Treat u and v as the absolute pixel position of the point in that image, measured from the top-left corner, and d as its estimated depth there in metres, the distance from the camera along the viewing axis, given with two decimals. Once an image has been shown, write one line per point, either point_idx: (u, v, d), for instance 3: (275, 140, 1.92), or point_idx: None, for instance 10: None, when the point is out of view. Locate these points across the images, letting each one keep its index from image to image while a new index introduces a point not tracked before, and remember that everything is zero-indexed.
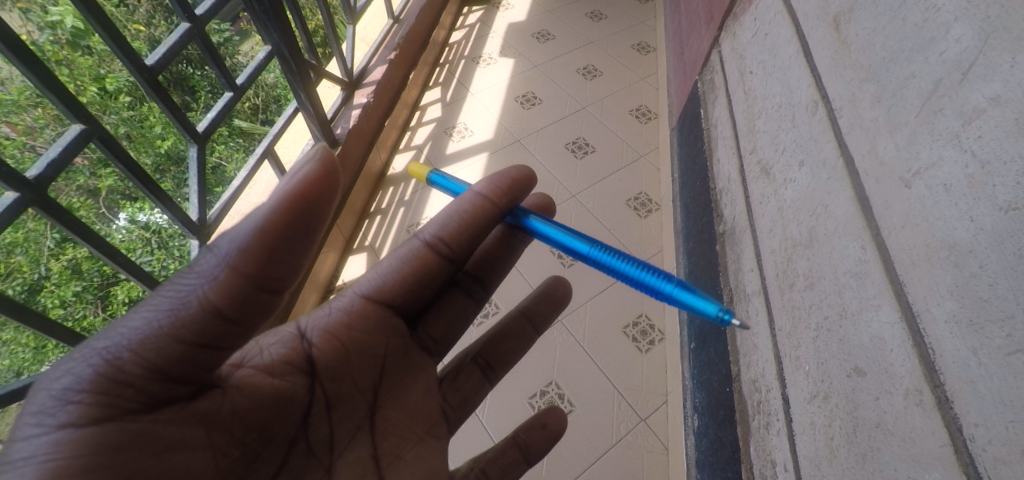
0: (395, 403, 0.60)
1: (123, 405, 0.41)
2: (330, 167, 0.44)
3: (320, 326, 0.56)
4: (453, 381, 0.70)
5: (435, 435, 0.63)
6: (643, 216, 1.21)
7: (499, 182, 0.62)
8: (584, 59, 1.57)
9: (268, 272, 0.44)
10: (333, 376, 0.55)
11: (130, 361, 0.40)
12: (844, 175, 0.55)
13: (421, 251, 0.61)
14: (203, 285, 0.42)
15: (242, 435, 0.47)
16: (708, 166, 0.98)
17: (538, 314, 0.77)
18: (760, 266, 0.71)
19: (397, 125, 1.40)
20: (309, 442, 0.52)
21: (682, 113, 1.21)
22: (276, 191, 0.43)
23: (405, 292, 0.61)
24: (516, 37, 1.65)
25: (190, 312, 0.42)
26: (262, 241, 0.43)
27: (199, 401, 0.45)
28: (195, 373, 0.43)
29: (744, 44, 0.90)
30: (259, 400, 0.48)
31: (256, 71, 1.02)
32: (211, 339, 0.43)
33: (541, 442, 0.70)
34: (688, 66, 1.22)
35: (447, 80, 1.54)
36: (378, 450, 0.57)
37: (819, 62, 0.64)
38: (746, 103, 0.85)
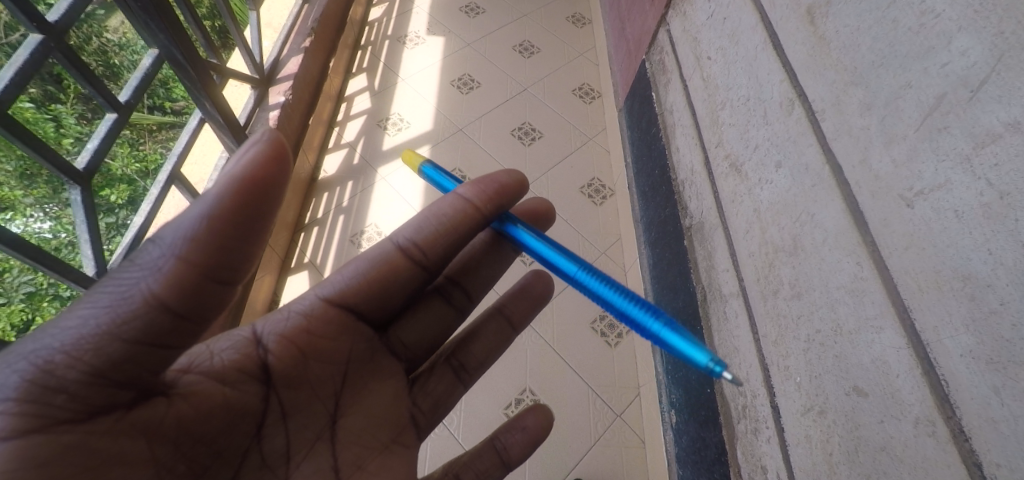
0: (361, 412, 0.59)
1: (56, 416, 0.40)
2: (281, 149, 0.42)
3: (277, 331, 0.56)
4: (425, 384, 0.69)
5: (401, 443, 0.61)
6: (598, 204, 1.19)
7: (486, 186, 0.62)
8: (520, 33, 1.48)
9: (219, 261, 0.42)
10: (291, 385, 0.56)
11: (63, 364, 0.40)
12: (832, 184, 0.53)
13: (393, 256, 0.61)
14: (147, 277, 0.41)
15: (188, 448, 0.47)
16: (665, 154, 0.95)
17: (513, 311, 0.76)
18: (737, 267, 0.70)
19: (323, 121, 1.27)
20: (262, 455, 0.53)
21: (630, 94, 1.17)
22: (220, 175, 0.40)
23: (371, 297, 0.61)
24: (441, 12, 1.52)
25: (133, 307, 0.40)
26: (211, 228, 0.41)
27: (139, 410, 0.44)
28: (139, 374, 0.43)
29: (697, 27, 0.86)
30: (207, 412, 0.48)
31: (143, 84, 0.89)
32: (157, 337, 0.41)
33: (519, 445, 0.70)
34: (631, 44, 1.18)
35: (373, 65, 1.41)
36: (339, 461, 0.56)
37: (793, 57, 0.61)
38: (706, 91, 0.82)
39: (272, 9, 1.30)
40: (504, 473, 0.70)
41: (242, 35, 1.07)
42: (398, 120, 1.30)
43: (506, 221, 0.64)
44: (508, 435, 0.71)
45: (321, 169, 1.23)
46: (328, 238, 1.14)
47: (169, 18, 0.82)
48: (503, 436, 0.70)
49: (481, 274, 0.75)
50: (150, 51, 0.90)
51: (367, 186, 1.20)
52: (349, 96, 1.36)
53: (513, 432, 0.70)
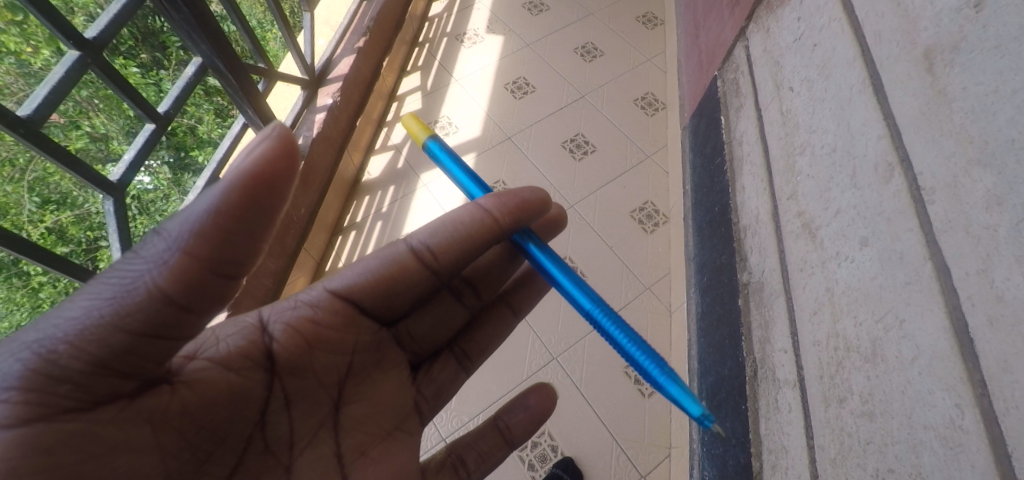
0: (368, 400, 0.56)
1: (60, 404, 0.37)
2: (292, 146, 0.37)
3: (283, 319, 0.51)
4: (428, 371, 0.66)
5: (405, 431, 0.58)
6: (649, 231, 1.09)
7: (507, 201, 0.58)
8: (583, 34, 1.38)
9: (223, 255, 0.38)
10: (295, 373, 0.51)
11: (67, 354, 0.37)
12: (932, 288, 0.41)
13: (404, 257, 0.57)
14: (151, 270, 0.37)
15: (191, 435, 0.44)
16: (728, 189, 0.84)
17: (517, 299, 0.72)
18: (796, 350, 0.58)
19: (372, 121, 1.23)
20: (266, 442, 0.49)
21: (697, 112, 1.05)
22: (228, 170, 0.36)
23: (377, 295, 0.57)
24: (504, 8, 1.44)
25: (136, 298, 0.37)
26: (217, 222, 0.37)
27: (143, 399, 0.41)
28: (142, 365, 0.39)
29: (782, 49, 0.73)
30: (209, 399, 0.45)
31: (183, 93, 0.89)
32: (159, 328, 0.38)
33: (523, 424, 0.65)
34: (704, 56, 1.06)
35: (428, 63, 1.35)
36: (342, 448, 0.53)
37: (900, 111, 0.48)
38: (783, 128, 0.70)
39: (331, 5, 1.25)
40: (508, 451, 0.65)
41: (294, 40, 1.03)
42: (446, 124, 1.23)
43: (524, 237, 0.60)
44: (512, 414, 0.66)
45: (365, 170, 1.18)
46: (365, 242, 1.12)
47: (213, 28, 0.78)
48: (506, 416, 0.66)
49: (494, 276, 0.69)
50: (193, 60, 0.88)
51: (407, 192, 1.15)
52: (400, 95, 1.30)
53: (516, 411, 0.66)
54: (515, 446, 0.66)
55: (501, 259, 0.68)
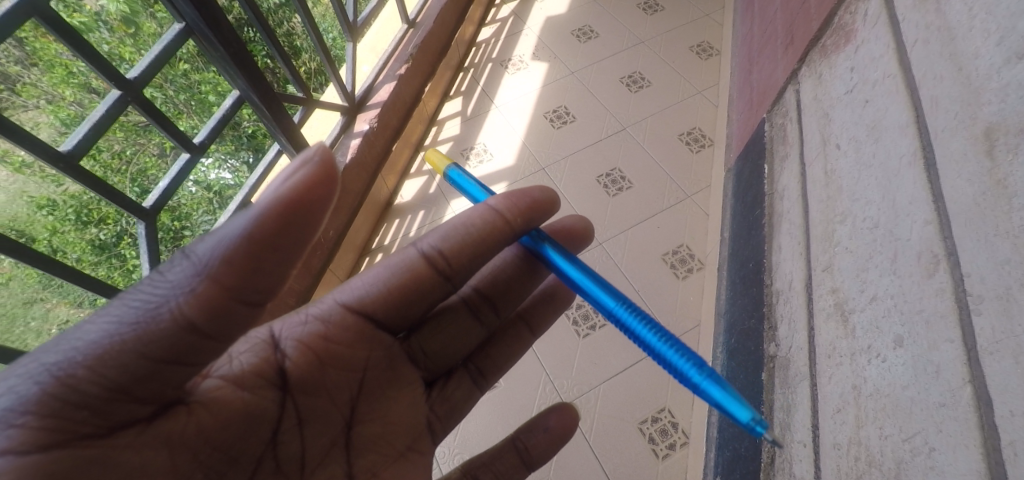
0: (379, 417, 0.51)
1: (76, 430, 0.34)
2: (333, 173, 0.35)
3: (296, 336, 0.47)
4: (443, 388, 0.59)
5: (418, 451, 0.53)
6: (682, 276, 1.02)
7: (519, 200, 0.52)
8: (632, 63, 1.33)
9: (252, 282, 0.35)
10: (307, 391, 0.47)
11: (85, 379, 0.33)
12: (971, 421, 0.34)
13: (416, 264, 0.51)
14: (176, 296, 0.34)
15: (206, 455, 0.40)
16: (765, 247, 0.77)
17: (535, 314, 0.65)
18: (817, 447, 0.52)
19: (410, 144, 1.23)
20: (277, 463, 0.44)
21: (743, 154, 0.98)
22: (263, 194, 0.34)
23: (389, 306, 0.51)
24: (551, 35, 1.42)
25: (160, 324, 0.34)
26: (247, 248, 0.34)
27: (161, 421, 0.37)
28: (162, 390, 0.36)
29: (833, 99, 0.66)
30: (226, 420, 0.41)
31: (220, 124, 0.85)
32: (181, 355, 0.35)
33: (544, 445, 0.58)
34: (754, 94, 0.99)
35: (471, 88, 1.35)
36: (354, 468, 0.48)
37: (950, 197, 0.41)
38: (826, 190, 0.63)
39: (379, 32, 1.30)
40: (527, 474, 0.59)
41: (336, 71, 1.04)
42: (482, 151, 1.22)
43: (537, 238, 0.55)
44: (531, 433, 0.59)
45: (399, 193, 1.19)
46: None
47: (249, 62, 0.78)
48: (525, 435, 0.59)
49: (513, 289, 0.61)
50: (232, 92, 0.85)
51: (436, 217, 1.14)
52: (440, 120, 1.30)
53: (536, 431, 0.59)
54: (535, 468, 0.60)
55: (521, 272, 0.61)
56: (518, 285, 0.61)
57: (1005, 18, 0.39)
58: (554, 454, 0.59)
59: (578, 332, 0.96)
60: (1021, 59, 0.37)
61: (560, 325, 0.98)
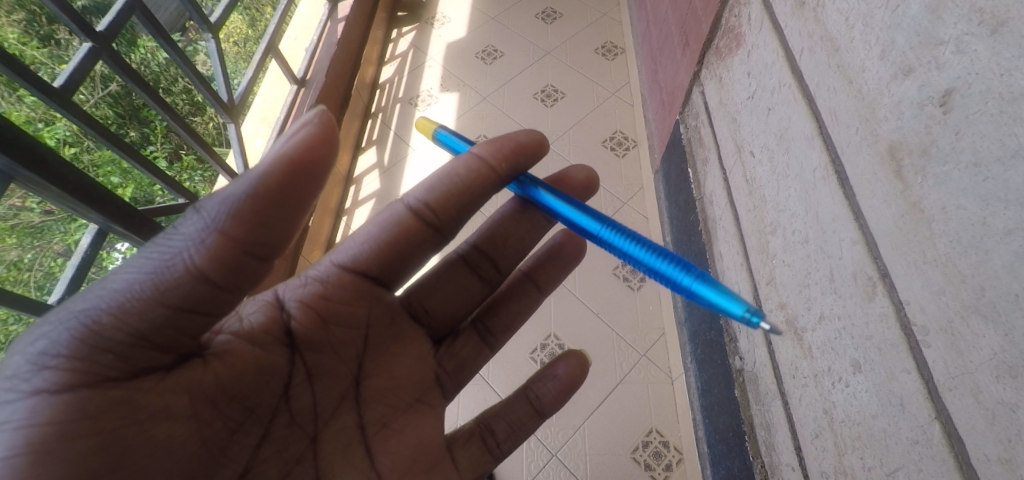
0: (386, 373, 0.54)
1: (103, 373, 0.38)
2: (330, 131, 0.41)
3: (297, 297, 0.51)
4: (451, 345, 0.64)
5: (427, 403, 0.57)
6: (636, 288, 0.99)
7: (502, 146, 0.56)
8: (541, 78, 1.30)
9: (258, 236, 0.40)
10: (312, 347, 0.50)
11: (109, 325, 0.38)
12: (951, 462, 0.33)
13: (404, 218, 0.54)
14: (188, 247, 0.39)
15: (223, 404, 0.44)
16: (706, 252, 0.76)
17: (540, 273, 0.69)
18: (805, 469, 0.51)
19: (329, 210, 1.15)
20: (291, 413, 0.48)
21: (666, 156, 0.98)
22: (269, 154, 0.39)
23: (385, 262, 0.55)
24: (455, 61, 1.37)
25: (175, 274, 0.39)
26: (254, 205, 0.39)
27: (178, 371, 0.42)
28: (178, 339, 0.41)
29: (738, 104, 0.66)
30: (240, 373, 0.45)
31: (82, 271, 0.70)
32: (197, 303, 0.40)
33: (553, 395, 0.63)
34: (665, 95, 0.99)
35: (383, 135, 1.28)
36: (364, 419, 0.52)
37: (873, 216, 0.40)
38: (750, 197, 0.62)
39: (268, 97, 1.16)
40: (540, 422, 0.63)
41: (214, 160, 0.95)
42: None
43: (524, 183, 0.58)
44: (541, 384, 0.63)
45: None
46: None
47: (99, 194, 0.66)
48: (536, 386, 0.63)
49: (509, 246, 0.66)
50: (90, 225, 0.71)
51: None
52: (357, 177, 1.23)
53: (546, 380, 0.63)
54: (547, 416, 0.64)
55: (515, 221, 0.66)
56: (512, 235, 0.66)
57: (882, 31, 0.39)
58: (563, 403, 0.64)
59: None
60: (907, 75, 0.37)
61: (530, 370, 0.94)
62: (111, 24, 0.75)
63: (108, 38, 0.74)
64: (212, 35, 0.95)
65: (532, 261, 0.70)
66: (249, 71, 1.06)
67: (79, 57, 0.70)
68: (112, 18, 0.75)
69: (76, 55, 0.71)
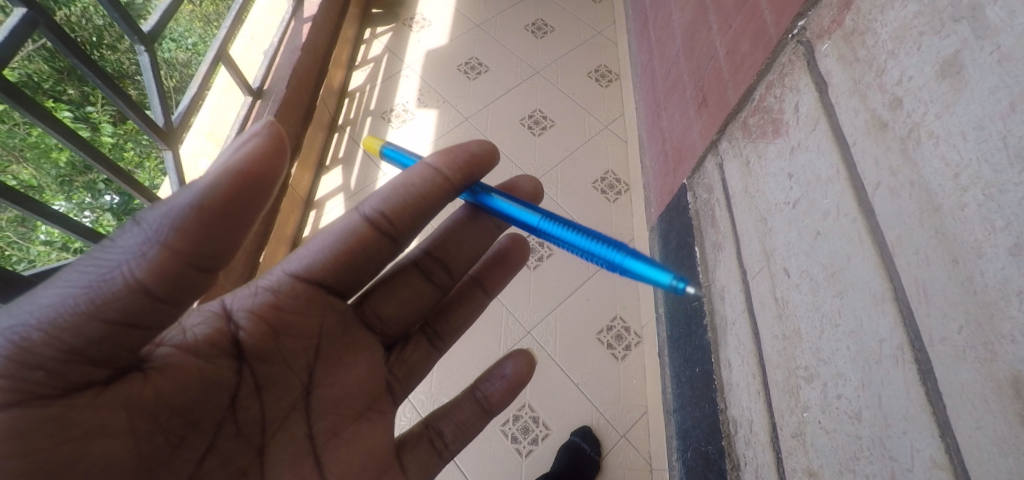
0: (336, 383, 0.50)
1: (31, 390, 0.35)
2: (283, 143, 0.37)
3: (247, 307, 0.46)
4: (401, 352, 0.59)
5: (377, 411, 0.52)
6: (620, 357, 0.90)
7: (455, 155, 0.51)
8: (529, 101, 1.14)
9: (206, 249, 0.36)
10: (262, 358, 0.46)
11: (41, 342, 0.34)
12: None
13: (360, 227, 0.50)
14: (128, 261, 0.35)
15: (166, 419, 0.40)
16: (710, 355, 0.67)
17: (489, 276, 0.65)
18: None
19: (285, 237, 1.01)
20: (238, 426, 0.44)
21: (663, 217, 0.87)
22: (217, 164, 0.35)
23: (339, 270, 0.50)
24: (433, 71, 1.20)
25: (113, 289, 0.35)
26: (201, 218, 0.35)
27: (117, 387, 0.38)
28: (117, 354, 0.37)
29: (772, 207, 0.55)
30: (183, 385, 0.41)
31: None
32: (137, 319, 0.36)
33: (502, 394, 0.59)
34: (668, 150, 0.86)
35: (351, 154, 1.13)
36: (314, 429, 0.48)
37: (974, 451, 0.31)
38: (778, 320, 0.53)
39: (215, 108, 1.02)
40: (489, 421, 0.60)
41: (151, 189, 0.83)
42: None
43: (478, 192, 0.54)
44: (488, 383, 0.60)
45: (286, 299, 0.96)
46: None
47: None
48: (482, 385, 0.60)
49: (466, 249, 0.61)
50: None
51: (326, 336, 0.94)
52: (319, 200, 1.08)
53: (494, 381, 0.60)
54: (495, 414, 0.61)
55: (470, 227, 0.61)
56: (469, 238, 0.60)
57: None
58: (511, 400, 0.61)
59: (519, 452, 0.83)
60: None
61: (499, 445, 0.84)
62: (3, 45, 0.58)
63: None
64: (145, 47, 0.78)
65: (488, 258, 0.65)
66: (192, 85, 0.89)
67: None
68: (3, 38, 0.59)
69: None
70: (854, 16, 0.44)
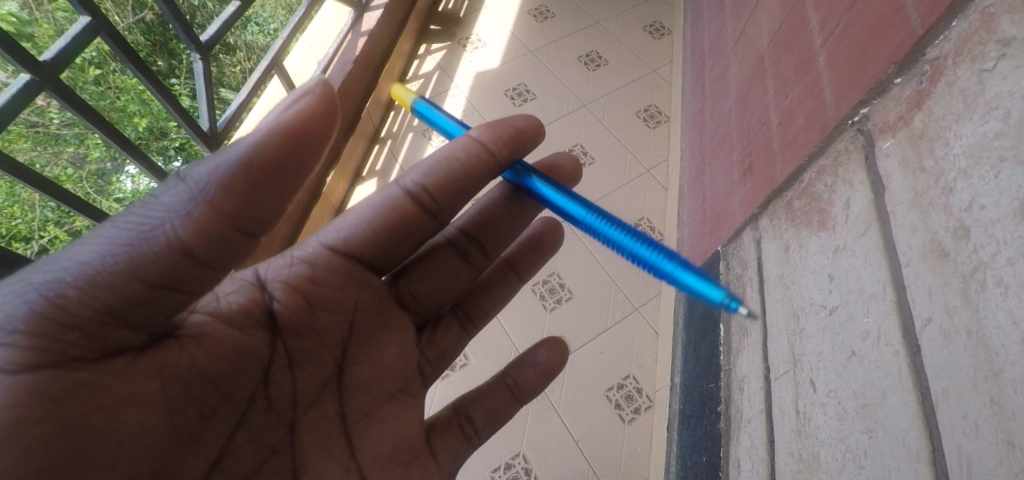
0: (370, 362, 0.46)
1: (64, 351, 0.31)
2: (335, 102, 0.34)
3: (281, 278, 0.42)
4: (432, 333, 0.54)
5: (409, 394, 0.48)
6: (627, 421, 0.85)
7: (502, 130, 0.46)
8: (572, 134, 1.10)
9: (253, 210, 0.33)
10: (297, 332, 0.42)
11: (76, 300, 0.30)
12: None
13: (401, 201, 0.45)
14: (171, 219, 0.32)
15: (197, 390, 0.36)
16: (720, 446, 0.61)
17: (523, 260, 0.60)
18: None
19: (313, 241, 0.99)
20: (269, 401, 0.40)
21: (693, 281, 0.81)
22: (267, 121, 0.32)
23: (377, 246, 0.46)
24: (480, 94, 1.18)
25: (154, 247, 0.31)
26: (248, 176, 0.32)
27: (151, 352, 0.34)
28: (155, 317, 0.33)
29: (808, 306, 0.50)
30: (218, 355, 0.37)
31: None
32: (175, 281, 0.32)
33: (534, 382, 0.55)
34: (707, 213, 0.81)
35: (387, 167, 1.11)
36: (346, 408, 0.44)
37: None
38: (795, 435, 0.47)
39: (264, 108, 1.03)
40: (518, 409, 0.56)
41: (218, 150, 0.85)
42: None
43: (521, 171, 0.49)
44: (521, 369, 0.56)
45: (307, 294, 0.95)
46: None
47: None
48: (516, 371, 0.56)
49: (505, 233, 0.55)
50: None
51: None
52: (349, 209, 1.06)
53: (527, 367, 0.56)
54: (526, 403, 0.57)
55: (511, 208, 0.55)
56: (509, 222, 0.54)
57: None
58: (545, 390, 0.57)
59: None
60: None
61: None
62: (62, 51, 0.59)
63: (57, 70, 0.59)
64: (201, 56, 0.79)
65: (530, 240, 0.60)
66: (242, 91, 0.89)
67: (13, 92, 0.55)
68: (64, 45, 0.60)
69: (10, 86, 0.56)
70: (925, 118, 0.38)
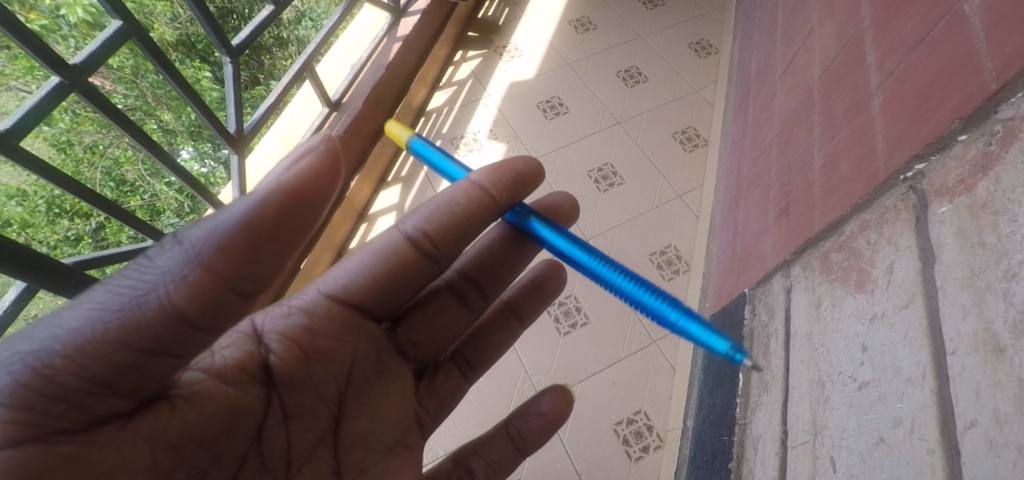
0: (367, 414, 0.44)
1: (52, 424, 0.30)
2: (339, 160, 0.33)
3: (278, 330, 0.41)
4: (431, 381, 0.53)
5: (407, 447, 0.47)
6: (635, 457, 0.80)
7: (503, 174, 0.45)
8: (602, 152, 1.06)
9: (250, 272, 0.31)
10: (293, 386, 0.41)
11: (64, 371, 0.29)
12: None
13: (402, 248, 0.44)
14: (167, 283, 0.30)
15: (188, 453, 0.35)
16: None
17: (526, 305, 0.57)
18: None
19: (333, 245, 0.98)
20: (263, 459, 0.39)
21: (715, 323, 0.76)
22: (266, 183, 0.31)
23: (379, 293, 0.45)
24: (513, 105, 1.16)
25: (149, 313, 0.30)
26: (247, 237, 0.31)
27: (141, 418, 0.33)
28: (145, 384, 0.32)
29: (835, 376, 0.45)
30: (210, 415, 0.36)
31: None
32: (168, 347, 0.31)
33: (538, 433, 0.52)
34: (737, 250, 0.76)
35: (412, 174, 1.10)
36: (341, 465, 0.43)
37: None
38: None
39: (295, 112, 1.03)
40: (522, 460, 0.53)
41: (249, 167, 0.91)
42: None
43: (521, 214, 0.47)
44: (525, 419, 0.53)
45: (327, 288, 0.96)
46: None
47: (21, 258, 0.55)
48: (519, 421, 0.53)
49: (504, 275, 0.54)
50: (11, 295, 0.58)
51: None
52: (371, 215, 1.05)
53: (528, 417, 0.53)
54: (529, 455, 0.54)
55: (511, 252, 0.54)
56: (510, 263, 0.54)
57: None
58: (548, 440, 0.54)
59: None
60: None
61: None
62: (93, 55, 0.60)
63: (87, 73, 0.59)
64: (231, 59, 0.79)
65: (536, 280, 0.58)
66: (271, 95, 0.88)
67: (42, 95, 0.55)
68: (94, 49, 0.60)
69: (40, 88, 0.56)
70: (989, 186, 0.33)
